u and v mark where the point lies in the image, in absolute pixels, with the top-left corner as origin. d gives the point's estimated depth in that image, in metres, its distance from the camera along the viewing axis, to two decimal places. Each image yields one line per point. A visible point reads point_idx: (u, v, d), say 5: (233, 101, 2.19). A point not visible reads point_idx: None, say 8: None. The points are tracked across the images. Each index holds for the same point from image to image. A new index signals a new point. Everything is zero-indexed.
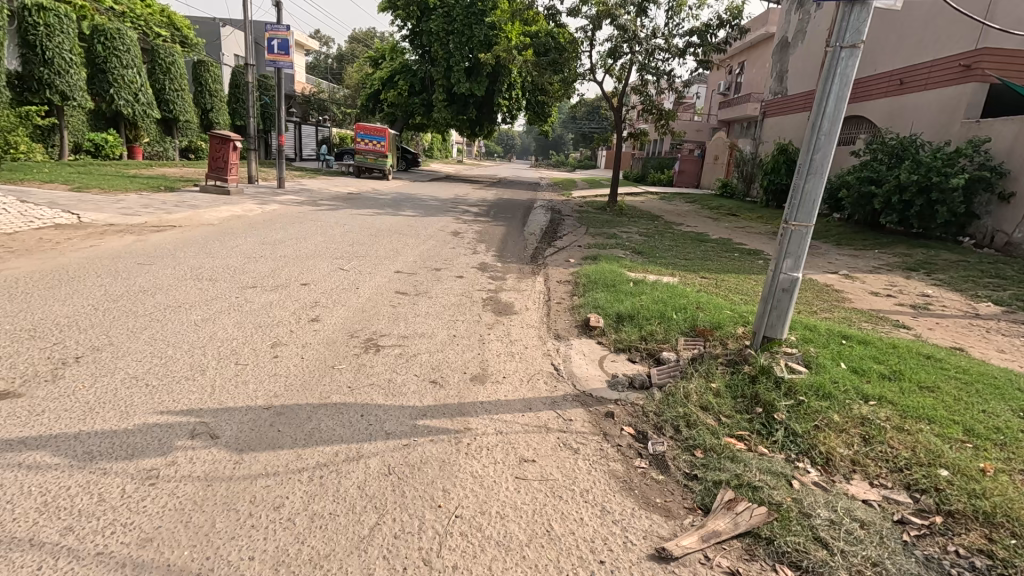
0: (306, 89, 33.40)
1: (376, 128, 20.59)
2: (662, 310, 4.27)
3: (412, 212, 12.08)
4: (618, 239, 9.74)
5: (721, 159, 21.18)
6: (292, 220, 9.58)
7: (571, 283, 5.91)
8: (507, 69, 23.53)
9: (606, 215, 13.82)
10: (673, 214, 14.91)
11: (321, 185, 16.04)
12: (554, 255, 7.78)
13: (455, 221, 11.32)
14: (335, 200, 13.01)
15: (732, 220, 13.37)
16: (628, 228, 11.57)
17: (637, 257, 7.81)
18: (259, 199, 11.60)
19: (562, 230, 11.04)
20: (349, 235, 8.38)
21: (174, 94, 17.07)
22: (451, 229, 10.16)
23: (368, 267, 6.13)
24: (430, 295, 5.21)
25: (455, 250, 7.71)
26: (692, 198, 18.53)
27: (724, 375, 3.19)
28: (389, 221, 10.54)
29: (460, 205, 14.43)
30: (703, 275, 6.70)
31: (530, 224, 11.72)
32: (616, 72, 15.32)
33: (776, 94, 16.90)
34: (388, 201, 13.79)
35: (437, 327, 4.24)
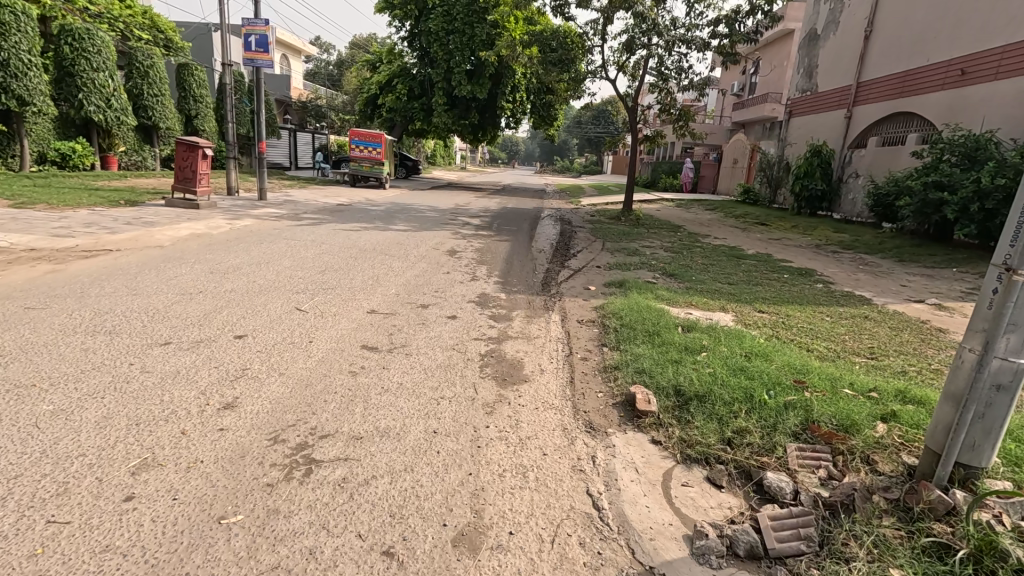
0: (303, 95, 32.29)
1: (371, 133, 19.30)
2: (745, 386, 2.88)
3: (405, 226, 10.77)
4: (643, 257, 8.36)
5: (741, 163, 19.79)
6: (262, 238, 8.27)
7: (597, 326, 4.55)
8: (509, 70, 22.25)
9: (622, 226, 12.47)
10: (695, 223, 13.51)
11: (309, 195, 14.76)
12: (570, 281, 6.43)
13: (453, 236, 9.98)
14: (320, 213, 11.71)
15: (764, 230, 11.95)
16: (650, 242, 10.18)
17: (671, 283, 6.43)
18: (232, 212, 10.31)
19: (575, 245, 9.68)
20: (324, 256, 7.05)
21: (153, 99, 15.89)
22: (447, 246, 8.82)
23: (334, 305, 4.77)
24: (409, 350, 3.84)
25: (449, 276, 6.36)
26: (712, 205, 17.12)
27: (908, 551, 1.80)
28: (377, 237, 9.21)
29: (460, 217, 13.10)
30: (761, 310, 5.30)
31: (538, 239, 10.39)
32: (630, 69, 13.99)
33: (804, 91, 15.51)
34: (380, 213, 12.47)
35: (410, 416, 2.85)
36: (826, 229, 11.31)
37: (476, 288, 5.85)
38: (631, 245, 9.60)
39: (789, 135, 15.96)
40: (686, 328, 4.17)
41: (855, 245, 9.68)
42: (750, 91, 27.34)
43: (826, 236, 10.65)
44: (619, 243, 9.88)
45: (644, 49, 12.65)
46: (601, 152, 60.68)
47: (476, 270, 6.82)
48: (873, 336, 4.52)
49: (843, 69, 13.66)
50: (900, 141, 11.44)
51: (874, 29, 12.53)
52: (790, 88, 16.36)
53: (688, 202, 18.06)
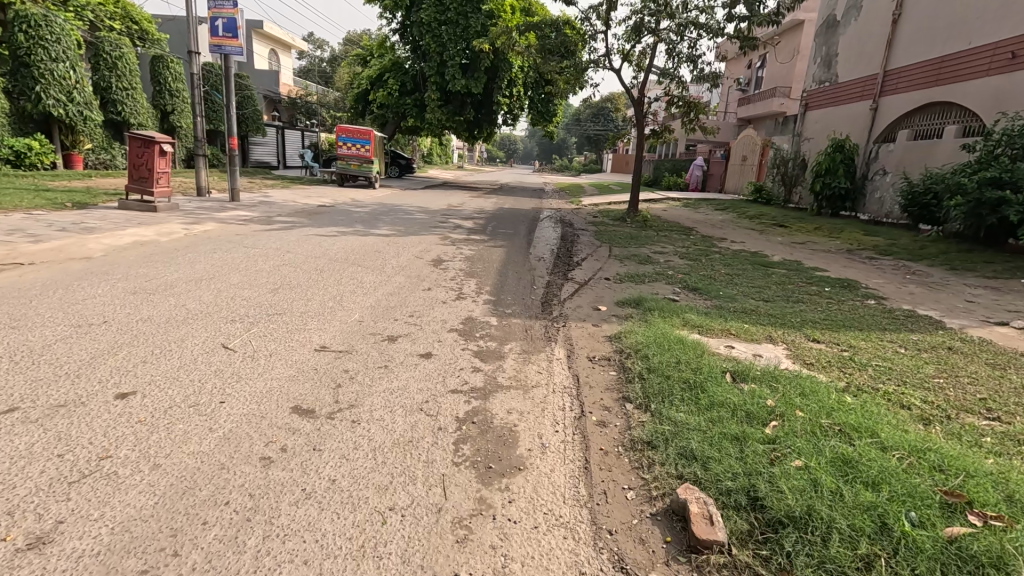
0: (293, 92, 31.16)
1: (360, 129, 18.13)
2: (868, 503, 1.82)
3: (389, 230, 9.69)
4: (658, 267, 7.29)
5: (751, 160, 18.74)
6: (219, 245, 7.19)
7: (615, 369, 3.48)
8: (506, 62, 21.15)
9: (628, 229, 11.42)
10: (707, 225, 12.46)
11: (289, 196, 13.68)
12: (576, 298, 5.39)
13: (442, 242, 8.91)
14: (296, 215, 10.62)
15: (785, 233, 10.88)
16: (663, 248, 9.12)
17: (698, 301, 5.37)
18: (195, 216, 9.22)
19: (579, 251, 8.64)
20: (284, 268, 5.97)
21: (122, 93, 14.82)
22: (434, 252, 7.73)
23: (273, 341, 3.69)
24: (359, 415, 2.76)
25: (430, 294, 5.27)
26: (721, 205, 16.06)
27: None
28: (355, 242, 8.13)
29: (451, 219, 12.01)
30: (816, 340, 4.24)
31: (537, 244, 9.32)
32: (636, 58, 12.92)
33: (822, 82, 14.45)
34: (363, 216, 11.38)
35: (334, 556, 1.78)
36: (855, 232, 10.25)
37: (463, 311, 4.75)
38: (641, 252, 8.55)
39: (806, 129, 14.91)
40: (737, 376, 3.11)
41: (894, 250, 8.60)
42: (757, 86, 26.31)
43: (857, 239, 9.57)
44: (629, 249, 8.82)
45: (652, 35, 11.59)
46: (600, 151, 59.58)
47: (463, 286, 5.72)
48: (975, 381, 3.45)
49: (867, 58, 12.59)
50: (935, 135, 10.40)
51: (903, 13, 11.47)
52: (805, 80, 15.32)
53: (696, 202, 16.98)
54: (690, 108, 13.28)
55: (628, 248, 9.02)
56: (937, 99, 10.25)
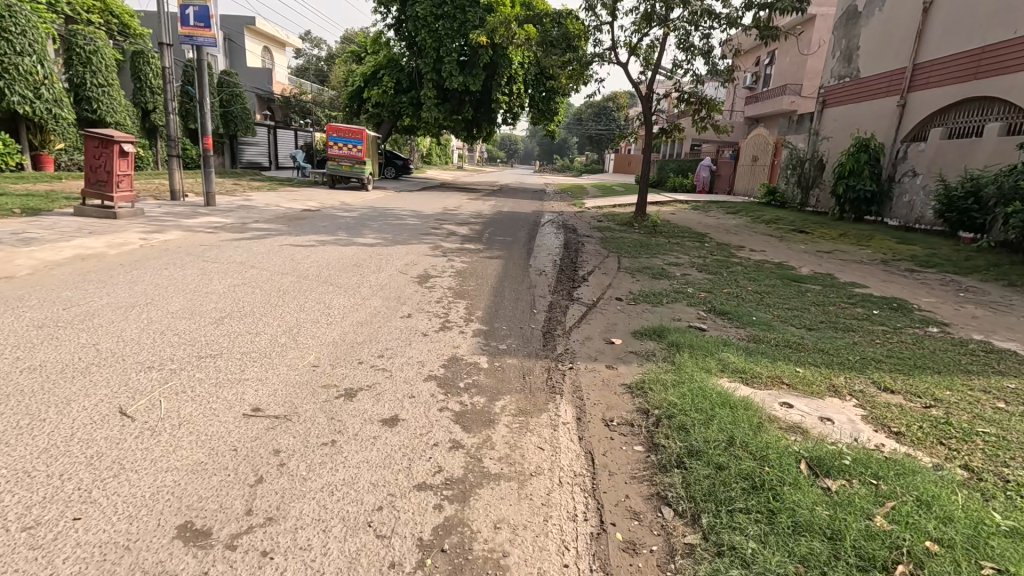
0: (287, 91, 30.31)
1: (350, 128, 17.28)
2: None
3: (375, 238, 8.81)
4: (676, 283, 6.41)
5: (763, 160, 17.83)
6: (175, 258, 6.33)
7: (642, 444, 2.60)
8: (505, 59, 20.24)
9: (637, 237, 10.54)
10: (722, 231, 11.57)
11: (272, 200, 12.80)
12: (584, 327, 4.52)
13: (432, 251, 8.01)
14: (274, 221, 9.74)
15: (808, 241, 9.99)
16: (678, 259, 8.24)
17: (731, 332, 4.49)
18: (160, 223, 8.35)
19: (585, 262, 7.76)
20: (241, 289, 5.11)
21: (97, 90, 13.99)
22: (423, 265, 6.85)
23: (190, 401, 2.81)
24: (276, 540, 1.88)
25: (409, 322, 4.38)
26: (733, 209, 15.16)
27: None
28: (333, 253, 7.25)
29: (445, 224, 11.11)
30: (890, 390, 3.36)
31: (538, 254, 8.44)
32: (643, 52, 12.07)
33: (841, 78, 13.58)
34: (349, 221, 10.50)
35: None
36: (887, 240, 9.36)
37: (447, 348, 3.86)
38: (654, 264, 7.66)
39: (824, 128, 14.02)
40: (815, 463, 2.24)
41: (937, 261, 7.71)
42: (765, 84, 25.43)
43: (891, 248, 8.69)
44: (640, 261, 7.93)
45: (662, 26, 10.74)
46: (602, 151, 58.68)
47: (451, 311, 4.83)
48: None
49: (893, 51, 11.71)
50: (973, 133, 9.53)
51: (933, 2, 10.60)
52: (823, 76, 14.43)
53: (706, 205, 16.09)
54: (701, 105, 12.39)
55: (639, 258, 8.14)
56: (975, 95, 9.38)
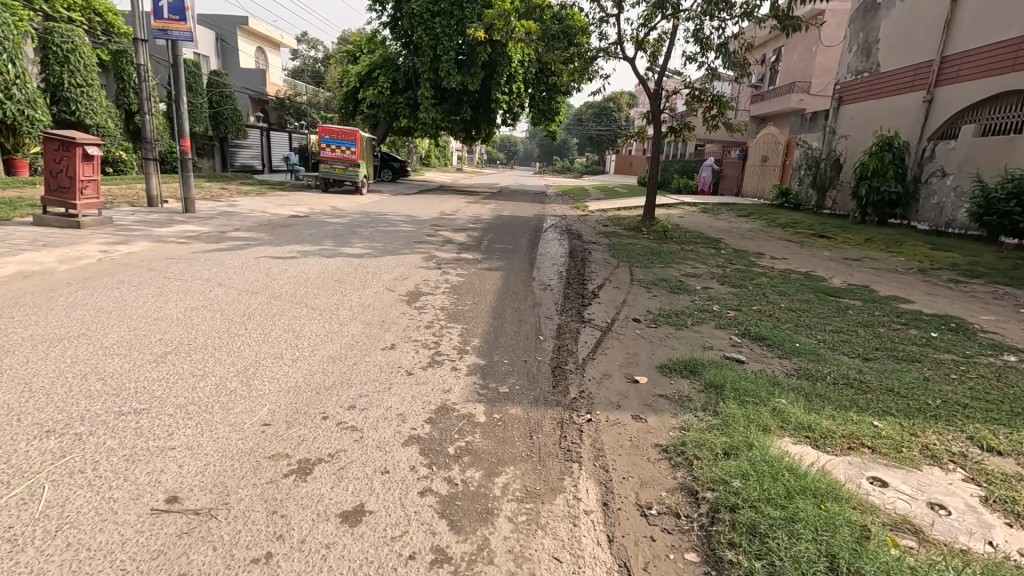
0: (281, 92, 29.62)
1: (344, 130, 16.54)
2: None
3: (365, 247, 8.11)
4: (698, 300, 5.69)
5: (774, 161, 17.12)
6: (135, 273, 5.63)
7: (698, 553, 1.89)
8: (504, 57, 19.49)
9: (647, 243, 9.82)
10: (736, 236, 10.86)
11: (259, 205, 12.10)
12: (601, 361, 3.80)
13: (426, 262, 7.30)
14: (257, 229, 9.03)
15: (832, 247, 9.28)
16: (695, 269, 7.53)
17: (774, 365, 3.78)
18: (129, 233, 7.65)
19: (594, 273, 7.05)
20: (199, 313, 4.39)
21: (76, 91, 13.34)
22: (414, 278, 6.15)
23: (84, 489, 2.09)
24: None
25: (391, 357, 3.66)
26: (745, 211, 14.44)
27: None
28: (314, 266, 6.54)
29: (441, 230, 10.40)
30: (995, 451, 2.63)
31: (542, 264, 7.73)
32: (651, 46, 11.38)
33: (859, 73, 12.88)
34: (338, 228, 9.79)
35: None
36: (919, 245, 8.65)
37: (435, 394, 3.14)
38: (671, 276, 6.95)
39: (840, 126, 13.31)
40: None
41: (981, 270, 7.00)
42: (772, 82, 24.81)
43: (926, 255, 7.98)
44: (654, 271, 7.22)
45: (672, 17, 10.04)
46: (603, 152, 57.97)
47: (442, 339, 4.10)
48: None
49: (918, 43, 11.01)
50: (1010, 130, 8.83)
51: None
52: (839, 72, 13.75)
53: (715, 208, 15.36)
54: (712, 102, 11.69)
55: (653, 269, 7.43)
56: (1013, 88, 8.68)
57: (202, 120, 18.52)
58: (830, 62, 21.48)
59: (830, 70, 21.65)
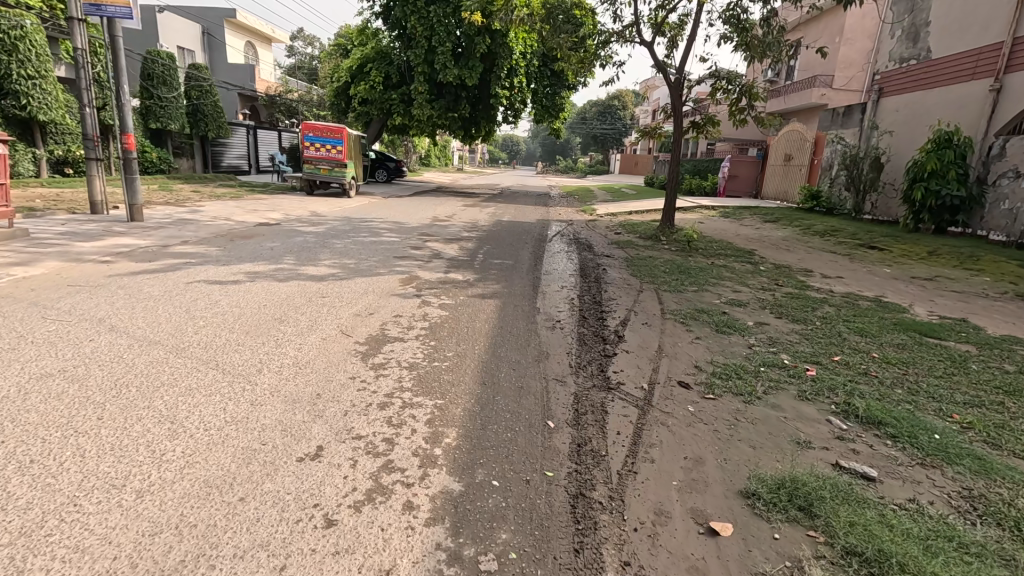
0: (271, 89, 28.18)
1: (329, 127, 15.02)
2: None
3: (334, 264, 6.73)
4: (757, 345, 4.27)
5: (800, 160, 15.65)
6: (8, 309, 4.23)
7: None
8: (505, 48, 18.04)
9: (670, 258, 8.39)
10: (771, 247, 9.44)
11: (226, 211, 10.73)
12: (650, 484, 2.37)
13: (404, 285, 5.88)
14: (208, 241, 7.63)
15: (890, 262, 7.86)
16: (738, 294, 6.09)
17: (925, 489, 2.36)
18: (42, 248, 6.26)
19: (614, 300, 5.64)
20: (42, 386, 2.96)
21: (27, 83, 11.98)
22: (384, 313, 4.72)
23: None
24: None
25: (307, 484, 2.24)
26: (772, 217, 12.97)
27: None
28: (257, 293, 5.13)
29: (430, 240, 9.00)
30: None
31: (549, 285, 6.31)
32: (671, 28, 9.94)
33: (905, 60, 11.43)
34: (308, 239, 8.38)
35: None
36: (1000, 261, 7.23)
37: None
38: (711, 305, 5.53)
39: (883, 121, 11.84)
40: None
41: None
42: (789, 76, 23.37)
43: (1016, 275, 6.57)
44: (689, 299, 5.80)
45: None
46: (607, 150, 56.37)
47: (399, 436, 2.67)
48: None
49: (983, 24, 9.58)
50: None
51: None
52: (878, 61, 12.32)
53: (738, 213, 13.87)
54: (741, 92, 10.24)
55: (686, 294, 6.01)
56: None
57: (177, 118, 17.07)
58: (854, 53, 20.04)
59: (854, 62, 20.20)
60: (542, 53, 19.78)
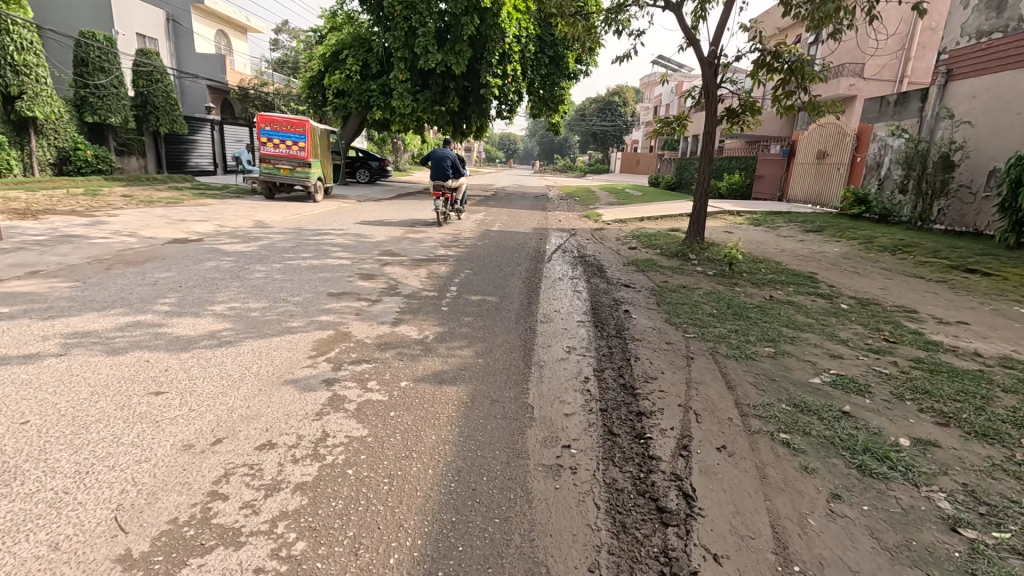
0: (245, 82, 26.02)
1: (288, 120, 12.76)
2: None
3: (232, 309, 4.59)
4: (977, 532, 2.10)
5: (838, 158, 13.56)
6: None
7: None
8: (496, 29, 15.86)
9: (710, 288, 6.24)
10: (836, 271, 7.31)
11: (141, 222, 8.56)
12: None
13: (316, 355, 3.69)
14: (71, 272, 5.44)
15: (1018, 297, 5.73)
16: (841, 363, 3.94)
17: None
18: None
19: (654, 381, 3.51)
20: None
21: None
22: (240, 440, 2.53)
23: None
24: None
25: None
26: (814, 226, 10.83)
27: None
28: (38, 387, 2.93)
29: (392, 263, 6.86)
30: None
31: (549, 344, 4.18)
32: None
33: (987, 32, 9.28)
34: (222, 264, 6.23)
35: None
36: None
37: None
38: (816, 393, 3.38)
39: (959, 109, 9.69)
40: None
41: None
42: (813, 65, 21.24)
43: None
44: (770, 377, 3.65)
45: None
46: (607, 150, 54.36)
47: None
48: None
49: None
50: None
51: None
52: (944, 36, 10.22)
53: (771, 221, 11.71)
54: (791, 72, 8.07)
55: (762, 365, 3.87)
56: None
57: (119, 111, 14.83)
58: (888, 36, 17.96)
59: (888, 49, 18.14)
60: (538, 37, 17.69)
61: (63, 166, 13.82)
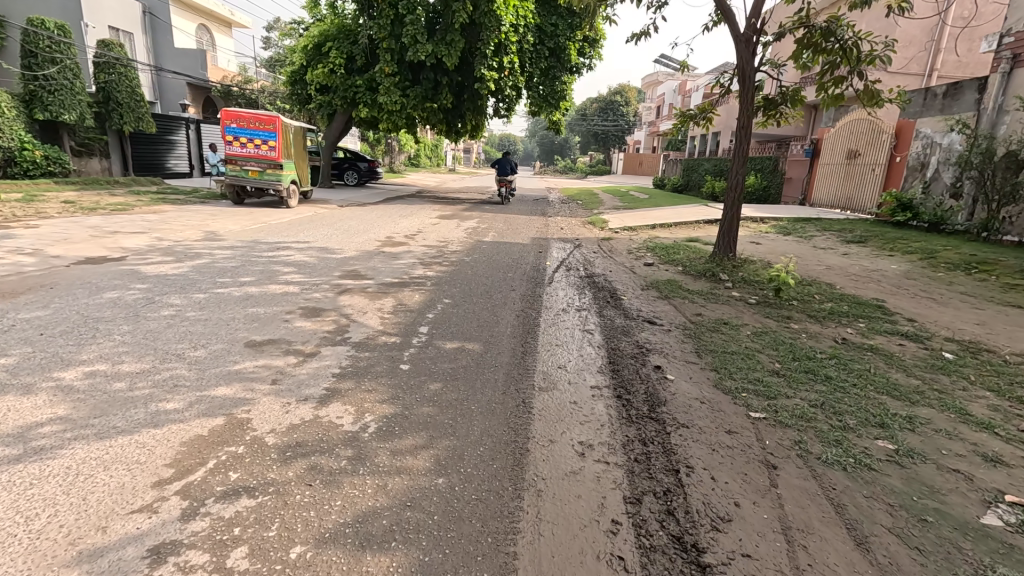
0: (227, 79, 24.62)
1: (257, 116, 11.39)
2: None
3: (91, 376, 3.15)
4: None
5: (870, 159, 12.15)
6: None
7: None
8: (490, 17, 14.33)
9: (760, 326, 4.82)
10: (908, 297, 5.91)
11: (63, 234, 7.17)
12: None
13: (169, 479, 2.24)
14: None
15: None
16: (1010, 476, 2.52)
17: None
18: None
19: (726, 531, 2.10)
20: None
21: None
22: None
23: None
24: None
25: None
26: (855, 236, 9.43)
27: None
28: None
29: (353, 291, 5.45)
30: None
31: (551, 436, 2.78)
32: None
33: None
34: (126, 295, 4.80)
35: None
36: None
37: None
38: (1011, 562, 1.97)
39: None
40: None
41: None
42: None
43: None
44: (917, 514, 2.21)
45: None
46: (608, 150, 53.15)
47: None
48: None
49: None
50: None
51: None
52: (1007, 17, 8.87)
53: (802, 229, 10.29)
54: (848, 54, 6.56)
55: (891, 482, 2.44)
56: None
57: (74, 107, 13.36)
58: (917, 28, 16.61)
59: (916, 40, 16.79)
60: (538, 28, 16.31)
61: (7, 168, 12.25)
